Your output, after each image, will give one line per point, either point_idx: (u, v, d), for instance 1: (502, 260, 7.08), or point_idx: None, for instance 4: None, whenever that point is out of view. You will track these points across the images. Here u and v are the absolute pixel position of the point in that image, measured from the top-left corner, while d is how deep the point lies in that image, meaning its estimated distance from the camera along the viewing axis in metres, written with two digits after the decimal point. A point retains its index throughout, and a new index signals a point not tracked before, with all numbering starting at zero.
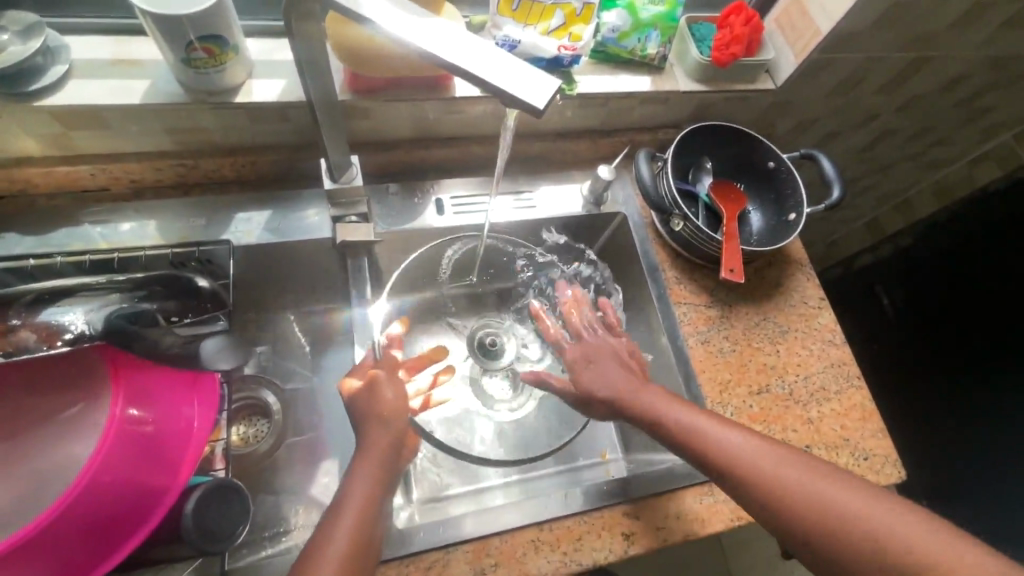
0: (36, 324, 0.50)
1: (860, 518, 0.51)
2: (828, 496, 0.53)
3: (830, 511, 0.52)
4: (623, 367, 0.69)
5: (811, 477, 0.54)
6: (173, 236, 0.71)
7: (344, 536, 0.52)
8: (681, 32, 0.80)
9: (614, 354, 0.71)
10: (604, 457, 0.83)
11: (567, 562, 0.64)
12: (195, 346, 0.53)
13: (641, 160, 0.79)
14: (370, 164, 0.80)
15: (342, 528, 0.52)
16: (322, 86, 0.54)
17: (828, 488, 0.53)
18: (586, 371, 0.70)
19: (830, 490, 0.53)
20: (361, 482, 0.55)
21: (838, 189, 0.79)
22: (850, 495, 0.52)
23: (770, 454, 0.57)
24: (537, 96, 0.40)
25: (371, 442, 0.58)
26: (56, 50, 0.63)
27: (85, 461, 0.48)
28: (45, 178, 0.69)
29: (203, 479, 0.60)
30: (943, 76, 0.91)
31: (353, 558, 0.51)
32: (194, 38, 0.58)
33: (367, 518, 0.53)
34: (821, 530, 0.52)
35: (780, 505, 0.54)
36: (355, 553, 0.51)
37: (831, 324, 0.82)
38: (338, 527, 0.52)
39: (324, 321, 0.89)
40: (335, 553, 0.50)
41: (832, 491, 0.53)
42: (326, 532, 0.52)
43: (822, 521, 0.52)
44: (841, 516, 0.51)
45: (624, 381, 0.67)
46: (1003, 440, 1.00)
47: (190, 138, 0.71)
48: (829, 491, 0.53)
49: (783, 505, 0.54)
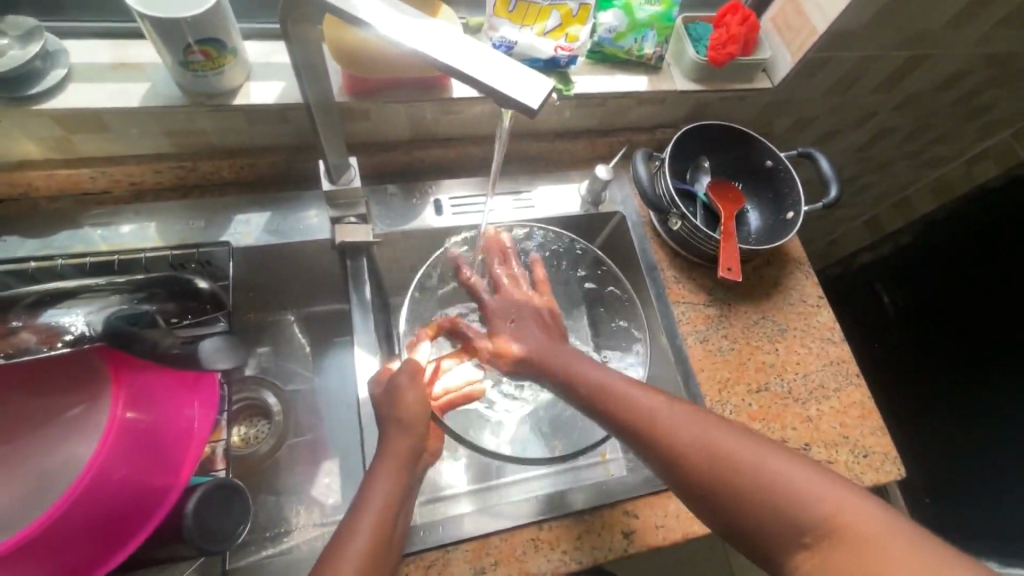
0: (37, 326, 0.50)
1: (793, 487, 0.49)
2: (761, 466, 0.51)
3: (763, 481, 0.50)
4: (539, 326, 0.67)
5: (745, 446, 0.52)
6: (173, 238, 0.72)
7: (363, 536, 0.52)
8: (677, 32, 0.81)
9: (532, 310, 0.68)
10: (604, 456, 0.81)
11: (566, 561, 0.65)
12: (194, 347, 0.51)
13: (638, 159, 0.79)
14: (369, 165, 0.81)
15: (357, 529, 0.52)
16: (319, 87, 0.54)
17: (761, 457, 0.51)
18: (503, 329, 0.67)
19: (763, 459, 0.51)
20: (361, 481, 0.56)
21: (836, 188, 0.79)
22: (783, 465, 0.50)
23: (703, 423, 0.55)
24: (532, 97, 0.40)
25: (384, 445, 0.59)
26: (56, 54, 0.63)
27: (86, 462, 0.48)
28: (46, 182, 0.69)
29: (204, 480, 0.61)
30: (940, 74, 0.91)
31: (374, 556, 0.51)
32: (192, 41, 0.58)
33: (385, 516, 0.54)
34: (752, 500, 0.50)
35: (710, 476, 0.52)
36: (377, 553, 0.52)
37: (829, 323, 0.82)
38: (356, 527, 0.52)
39: (323, 322, 0.90)
40: (356, 553, 0.51)
41: (765, 459, 0.51)
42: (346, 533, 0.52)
43: (752, 490, 0.50)
44: (773, 484, 0.50)
45: (543, 340, 0.65)
46: (1001, 440, 1.02)
47: (189, 141, 0.71)
48: (762, 459, 0.51)
49: (714, 475, 0.52)
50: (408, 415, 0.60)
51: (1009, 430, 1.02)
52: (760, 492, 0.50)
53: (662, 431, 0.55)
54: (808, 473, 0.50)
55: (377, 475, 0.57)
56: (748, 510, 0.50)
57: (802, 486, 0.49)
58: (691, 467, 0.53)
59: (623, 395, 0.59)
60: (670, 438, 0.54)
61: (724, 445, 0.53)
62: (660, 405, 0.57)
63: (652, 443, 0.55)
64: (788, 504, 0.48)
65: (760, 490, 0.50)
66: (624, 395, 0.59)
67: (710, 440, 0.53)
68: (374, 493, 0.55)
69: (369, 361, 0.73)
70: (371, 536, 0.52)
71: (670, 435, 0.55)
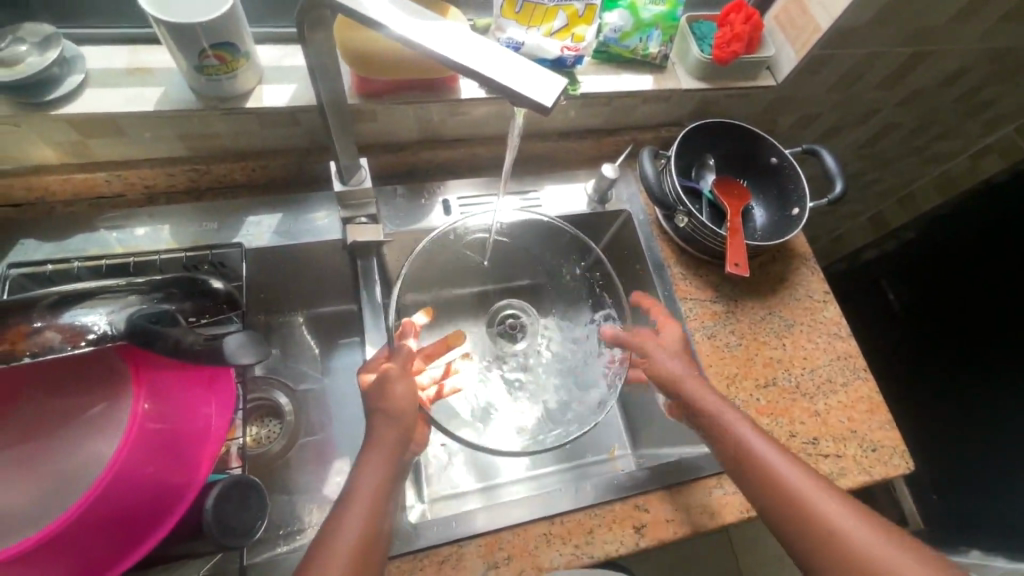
0: (60, 325, 0.49)
1: (861, 552, 0.55)
2: (839, 525, 0.57)
3: (835, 534, 0.57)
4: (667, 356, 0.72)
5: (828, 504, 0.58)
6: (187, 240, 0.73)
7: (354, 533, 0.54)
8: (682, 31, 0.81)
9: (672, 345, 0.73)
10: (612, 453, 0.84)
11: (578, 555, 0.65)
12: (218, 344, 0.56)
13: (645, 157, 0.80)
14: (378, 167, 0.82)
15: (349, 529, 0.54)
16: (333, 90, 0.55)
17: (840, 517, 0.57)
18: (659, 357, 0.72)
19: (843, 521, 0.57)
20: (378, 475, 0.58)
21: (840, 183, 0.80)
22: (859, 532, 0.56)
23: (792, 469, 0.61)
24: (545, 94, 0.41)
25: (379, 438, 0.60)
26: (72, 60, 0.64)
27: (108, 459, 0.49)
28: (62, 185, 0.70)
29: (220, 477, 0.62)
30: (943, 69, 0.92)
31: (362, 554, 0.54)
32: (207, 46, 0.59)
33: (377, 502, 0.57)
34: (819, 548, 0.57)
35: (787, 514, 0.59)
36: (363, 550, 0.54)
37: (836, 318, 0.83)
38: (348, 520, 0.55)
39: (334, 322, 0.92)
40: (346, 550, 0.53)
41: (841, 520, 0.57)
42: (333, 533, 0.54)
43: (821, 539, 0.57)
44: (842, 543, 0.56)
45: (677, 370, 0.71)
46: (1002, 440, 1.02)
47: (203, 144, 0.72)
48: (842, 522, 0.57)
49: (789, 515, 0.59)
50: (393, 407, 0.62)
51: (1010, 427, 1.01)
52: (829, 545, 0.56)
53: (755, 465, 0.62)
54: (881, 544, 0.56)
55: (369, 462, 0.59)
56: (810, 553, 0.57)
57: (870, 554, 0.55)
58: (767, 498, 0.60)
59: (727, 426, 0.65)
60: (760, 473, 0.61)
61: (808, 495, 0.59)
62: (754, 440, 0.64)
63: (741, 469, 0.63)
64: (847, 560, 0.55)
65: (829, 542, 0.56)
66: (728, 422, 0.65)
67: (797, 486, 0.60)
68: (363, 483, 0.57)
69: None
70: (361, 531, 0.55)
71: (765, 472, 0.61)
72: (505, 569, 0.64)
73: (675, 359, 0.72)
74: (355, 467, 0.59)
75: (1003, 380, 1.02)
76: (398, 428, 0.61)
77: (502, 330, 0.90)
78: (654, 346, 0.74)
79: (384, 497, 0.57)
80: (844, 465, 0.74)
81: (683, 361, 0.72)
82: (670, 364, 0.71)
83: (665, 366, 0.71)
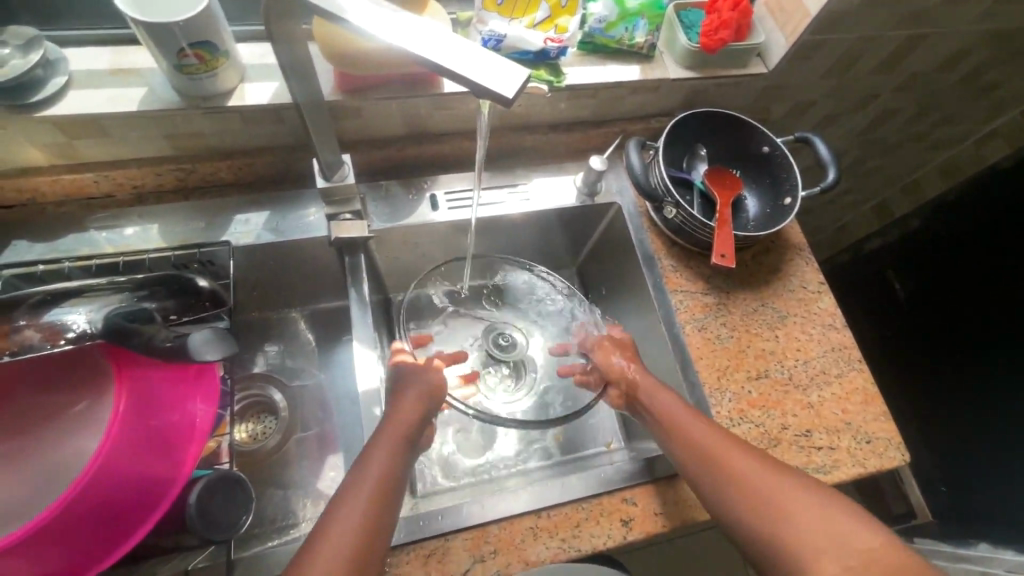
0: (40, 324, 0.51)
1: (803, 529, 0.53)
2: (778, 507, 0.55)
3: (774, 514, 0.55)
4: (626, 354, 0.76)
5: (773, 484, 0.57)
6: (175, 240, 0.73)
7: (350, 520, 0.53)
8: (669, 20, 0.80)
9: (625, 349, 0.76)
10: (609, 446, 0.84)
11: (565, 549, 0.65)
12: (183, 341, 0.54)
13: (631, 149, 0.79)
14: (366, 163, 0.82)
15: (348, 514, 0.53)
16: (307, 88, 0.55)
17: (784, 500, 0.56)
18: (608, 351, 0.76)
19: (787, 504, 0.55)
20: (377, 474, 0.57)
21: (833, 171, 0.78)
22: (800, 511, 0.54)
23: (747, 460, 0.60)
24: (506, 86, 0.40)
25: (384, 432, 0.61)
26: (56, 62, 0.65)
27: (92, 453, 0.50)
28: (51, 187, 0.71)
29: (206, 472, 0.63)
30: (941, 53, 0.90)
31: (364, 541, 0.52)
32: (185, 45, 0.59)
33: (381, 496, 0.55)
34: (765, 531, 0.55)
35: (731, 495, 0.58)
36: (372, 530, 0.53)
37: (831, 309, 0.82)
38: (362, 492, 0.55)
39: (332, 319, 0.93)
40: (341, 541, 0.51)
41: (786, 504, 0.55)
42: (330, 516, 0.53)
43: (760, 521, 0.55)
44: (784, 513, 0.55)
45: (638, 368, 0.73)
46: (1002, 431, 1.00)
47: (188, 144, 0.73)
48: (786, 502, 0.55)
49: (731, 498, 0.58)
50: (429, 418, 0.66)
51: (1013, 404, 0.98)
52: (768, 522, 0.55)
53: (698, 453, 0.61)
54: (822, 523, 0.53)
55: (370, 458, 0.58)
56: (753, 537, 0.56)
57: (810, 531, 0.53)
58: (716, 487, 0.59)
59: (672, 414, 0.66)
60: (713, 464, 0.60)
61: (746, 474, 0.58)
62: (708, 432, 0.63)
63: (691, 460, 0.62)
64: (794, 539, 0.53)
65: (767, 513, 0.55)
66: (677, 417, 0.65)
67: (745, 475, 0.58)
68: (365, 475, 0.56)
69: (367, 355, 0.74)
70: (358, 518, 0.53)
71: (711, 460, 0.60)
72: (492, 563, 0.64)
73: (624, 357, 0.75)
74: (354, 465, 0.58)
75: (1002, 372, 1.00)
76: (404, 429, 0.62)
77: (489, 339, 0.84)
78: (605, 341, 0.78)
79: (390, 487, 0.57)
80: (838, 457, 0.73)
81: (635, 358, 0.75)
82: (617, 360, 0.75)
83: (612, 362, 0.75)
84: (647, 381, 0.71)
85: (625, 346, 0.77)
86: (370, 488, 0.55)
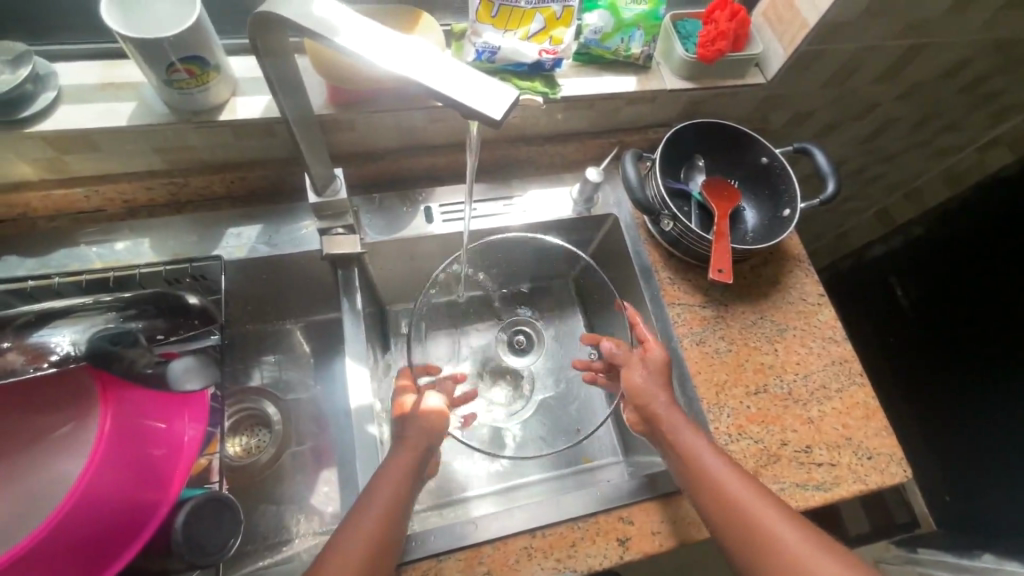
0: (25, 346, 0.52)
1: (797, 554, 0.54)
2: (771, 529, 0.56)
3: (763, 537, 0.56)
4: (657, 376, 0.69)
5: (766, 507, 0.58)
6: (167, 254, 0.73)
7: (355, 556, 0.54)
8: (665, 29, 0.79)
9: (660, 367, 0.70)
10: (587, 462, 0.83)
11: (560, 569, 0.64)
12: (165, 368, 0.56)
13: (627, 161, 0.77)
14: (358, 175, 0.81)
15: (348, 554, 0.54)
16: (297, 102, 0.54)
17: (772, 518, 0.57)
18: (635, 371, 0.71)
19: (771, 521, 0.57)
20: (382, 505, 0.58)
21: (832, 182, 0.77)
22: (794, 536, 0.56)
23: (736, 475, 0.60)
24: (493, 107, 0.40)
25: (393, 465, 0.61)
26: (46, 77, 0.64)
27: (75, 477, 0.49)
28: (42, 202, 0.71)
29: (196, 493, 0.61)
30: (942, 62, 0.89)
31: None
32: (175, 59, 0.59)
33: (377, 546, 0.55)
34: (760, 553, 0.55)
35: (719, 515, 0.59)
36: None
37: (832, 322, 0.81)
38: (361, 524, 0.56)
39: (328, 330, 0.92)
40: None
41: (780, 528, 0.56)
42: (342, 543, 0.55)
43: (756, 544, 0.56)
44: (774, 541, 0.56)
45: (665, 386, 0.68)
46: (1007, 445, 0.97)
47: (179, 157, 0.72)
48: (780, 528, 0.56)
49: (719, 506, 0.59)
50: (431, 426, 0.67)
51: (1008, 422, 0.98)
52: (760, 545, 0.56)
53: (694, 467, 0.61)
54: (806, 543, 0.55)
55: (377, 488, 0.59)
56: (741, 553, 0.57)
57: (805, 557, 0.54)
58: (717, 506, 0.59)
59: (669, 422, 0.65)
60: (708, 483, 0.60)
61: (739, 492, 0.59)
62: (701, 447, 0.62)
63: (680, 464, 0.63)
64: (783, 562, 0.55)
65: (761, 538, 0.56)
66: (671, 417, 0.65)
67: (739, 494, 0.59)
68: (369, 504, 0.58)
69: (359, 370, 0.73)
70: (361, 553, 0.54)
71: (702, 474, 0.61)
72: None
73: (649, 377, 0.69)
74: (367, 490, 0.59)
75: (1003, 380, 0.99)
76: (411, 454, 0.63)
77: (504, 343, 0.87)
78: (637, 359, 0.72)
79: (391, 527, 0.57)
80: (838, 474, 0.71)
81: (664, 378, 0.69)
82: (640, 380, 0.69)
83: (634, 380, 0.70)
84: (664, 397, 0.67)
85: (661, 366, 0.70)
86: (370, 525, 0.56)
